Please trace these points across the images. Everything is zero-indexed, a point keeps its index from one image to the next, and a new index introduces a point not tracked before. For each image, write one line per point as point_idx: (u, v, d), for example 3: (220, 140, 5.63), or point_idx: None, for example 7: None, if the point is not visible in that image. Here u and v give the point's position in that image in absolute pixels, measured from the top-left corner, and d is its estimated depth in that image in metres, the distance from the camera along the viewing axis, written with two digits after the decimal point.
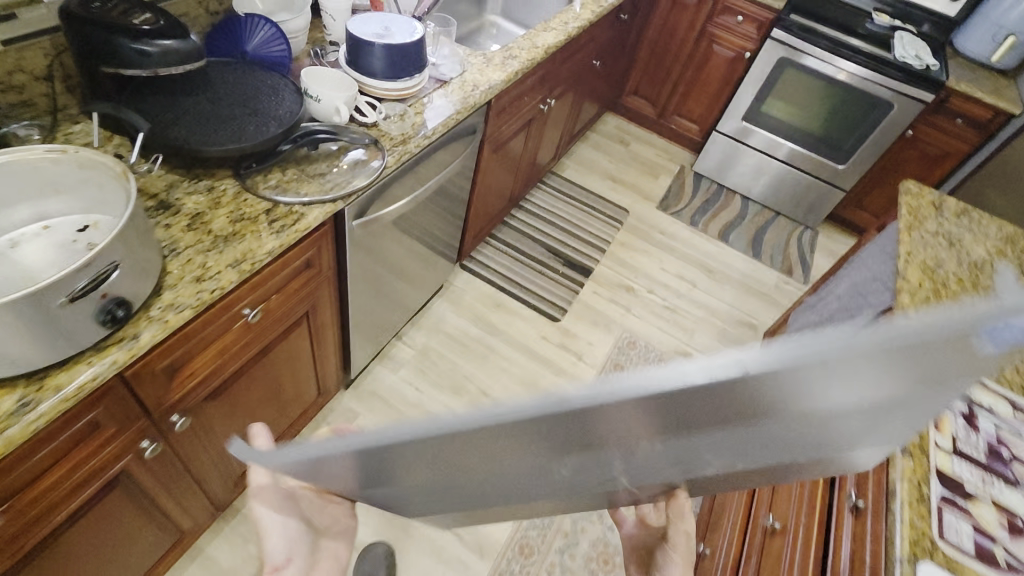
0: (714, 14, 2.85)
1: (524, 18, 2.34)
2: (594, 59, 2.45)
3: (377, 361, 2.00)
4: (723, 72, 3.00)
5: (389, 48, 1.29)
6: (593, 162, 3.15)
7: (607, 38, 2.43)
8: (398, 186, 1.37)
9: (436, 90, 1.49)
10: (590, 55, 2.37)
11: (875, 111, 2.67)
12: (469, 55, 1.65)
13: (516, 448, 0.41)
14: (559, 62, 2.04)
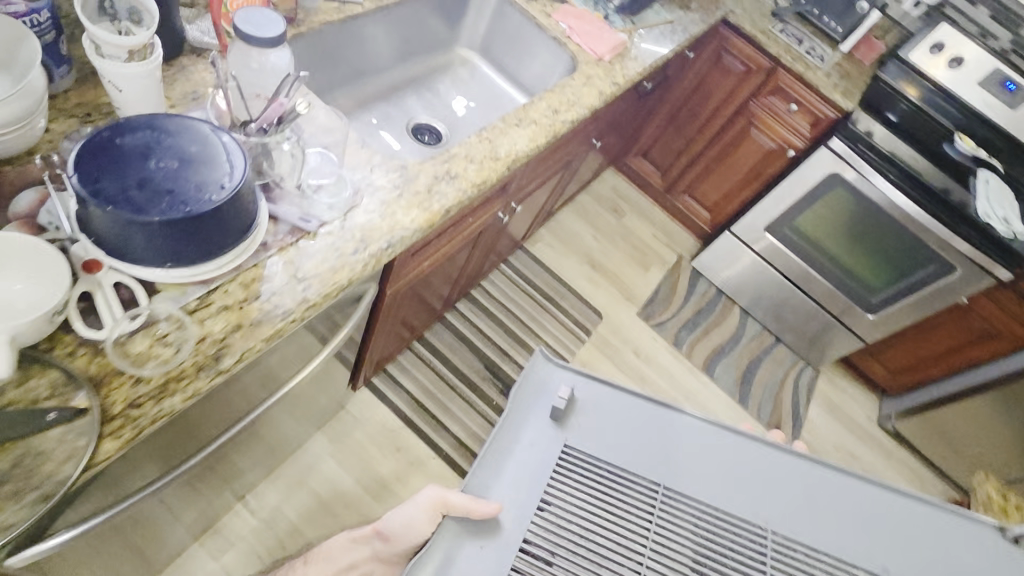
0: (761, 90, 2.16)
1: (510, 67, 1.67)
2: (594, 137, 1.82)
3: (198, 535, 1.41)
4: (754, 163, 2.33)
5: (160, 225, 0.66)
6: (574, 237, 2.51)
7: (617, 112, 1.79)
8: (162, 449, 0.76)
9: (285, 253, 0.86)
10: (589, 135, 1.73)
11: (926, 267, 2.08)
12: (372, 170, 1.01)
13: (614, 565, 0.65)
14: (538, 161, 1.40)
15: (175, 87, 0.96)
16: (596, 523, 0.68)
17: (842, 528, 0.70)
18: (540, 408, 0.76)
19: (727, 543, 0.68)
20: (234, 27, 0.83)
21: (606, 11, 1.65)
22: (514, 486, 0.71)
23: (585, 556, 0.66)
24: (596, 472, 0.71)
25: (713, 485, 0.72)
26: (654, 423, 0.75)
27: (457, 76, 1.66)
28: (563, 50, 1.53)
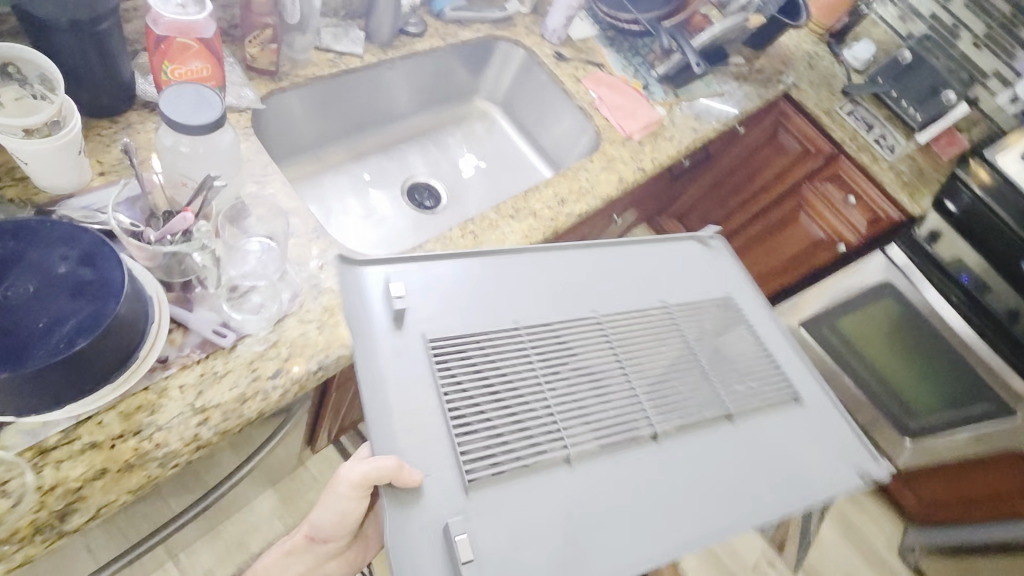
0: (816, 175, 1.92)
1: (531, 126, 1.51)
2: (619, 212, 1.64)
3: None
4: (797, 251, 2.09)
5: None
6: None
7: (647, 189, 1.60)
8: None
9: (185, 373, 0.73)
10: (613, 212, 1.55)
11: (984, 403, 1.81)
12: (322, 266, 0.87)
13: (530, 453, 0.71)
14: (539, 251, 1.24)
15: (114, 148, 0.86)
16: (481, 388, 0.75)
17: (661, 316, 0.90)
18: (374, 327, 0.75)
19: (570, 355, 0.81)
20: (165, 120, 0.70)
21: (647, 77, 1.47)
22: (405, 417, 0.70)
23: (497, 430, 0.72)
24: (454, 344, 0.77)
25: (564, 312, 0.85)
26: (455, 287, 0.82)
27: (471, 129, 1.51)
28: (588, 119, 1.36)
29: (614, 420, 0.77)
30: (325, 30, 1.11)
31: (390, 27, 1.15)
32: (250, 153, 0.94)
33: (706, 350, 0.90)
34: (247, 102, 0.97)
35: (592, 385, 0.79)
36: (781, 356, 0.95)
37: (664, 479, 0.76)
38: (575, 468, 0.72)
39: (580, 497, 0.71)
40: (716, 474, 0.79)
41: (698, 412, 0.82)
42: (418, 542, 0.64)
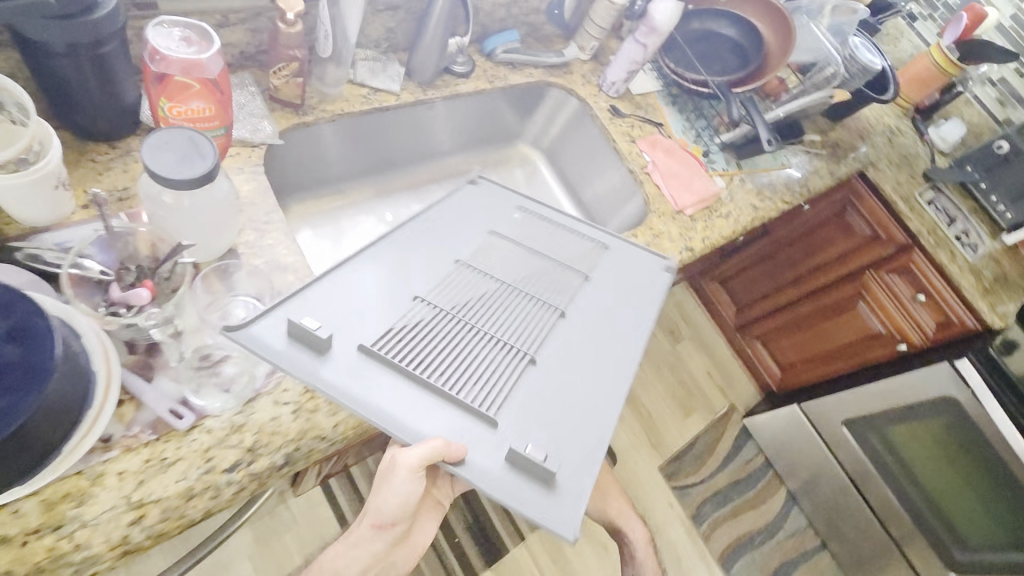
0: (881, 266, 1.76)
1: (575, 180, 1.39)
2: None
3: None
4: (849, 340, 1.92)
5: None
6: None
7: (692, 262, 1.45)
8: None
9: (129, 458, 0.63)
10: None
11: None
12: None
13: (503, 366, 0.78)
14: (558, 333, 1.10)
15: (105, 178, 0.77)
16: (418, 344, 0.77)
17: (533, 268, 0.94)
18: (305, 358, 0.69)
19: (483, 293, 0.87)
20: (151, 176, 0.60)
21: (709, 143, 1.35)
22: (408, 406, 0.70)
23: (459, 367, 0.76)
24: (382, 329, 0.77)
25: (463, 283, 0.87)
26: (331, 291, 0.77)
27: (511, 174, 1.40)
28: (637, 183, 1.24)
29: (545, 325, 0.85)
30: (362, 62, 1.01)
31: (433, 66, 1.05)
32: (254, 196, 0.84)
33: (564, 269, 0.95)
34: (263, 136, 0.88)
35: (532, 321, 0.86)
36: (569, 241, 1.00)
37: (593, 350, 0.85)
38: (540, 363, 0.80)
39: (555, 384, 0.79)
40: (612, 326, 0.89)
41: (595, 305, 0.91)
42: (501, 472, 0.68)
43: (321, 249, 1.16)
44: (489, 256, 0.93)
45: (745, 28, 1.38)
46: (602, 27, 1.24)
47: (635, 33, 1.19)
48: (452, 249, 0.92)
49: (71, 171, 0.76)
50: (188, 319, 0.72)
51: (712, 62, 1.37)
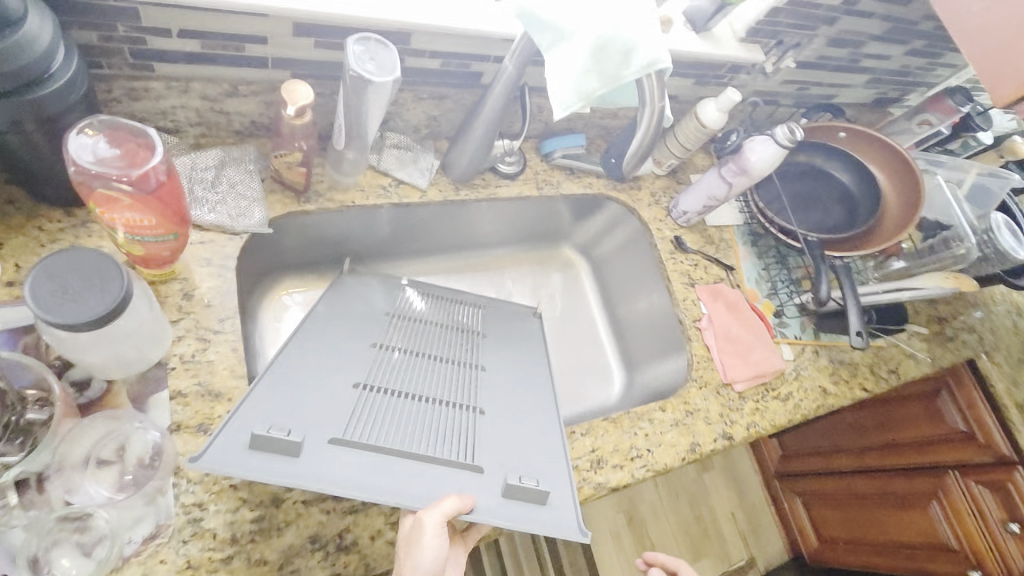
0: (971, 471, 1.41)
1: (618, 304, 1.21)
2: None
3: None
4: (910, 543, 1.54)
5: None
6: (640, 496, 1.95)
7: None
8: None
9: None
10: None
11: None
12: (216, 493, 0.64)
13: (459, 417, 0.77)
14: None
15: (44, 256, 0.65)
16: (378, 418, 0.72)
17: (433, 352, 0.88)
18: (286, 471, 0.60)
19: (402, 369, 0.82)
20: (34, 314, 0.48)
21: (786, 301, 1.13)
22: (402, 478, 0.65)
23: (421, 428, 0.72)
24: (349, 423, 0.68)
25: (379, 364, 0.81)
26: (267, 400, 0.65)
27: (546, 279, 1.24)
28: (683, 336, 1.04)
29: (461, 384, 0.83)
30: (390, 149, 0.87)
31: (472, 167, 0.90)
32: (212, 297, 0.71)
33: (458, 352, 0.90)
34: (247, 224, 0.75)
35: (457, 383, 0.83)
36: (464, 310, 1.01)
37: (527, 402, 0.84)
38: (488, 412, 0.80)
39: (507, 426, 0.79)
40: (518, 372, 0.90)
41: (499, 360, 0.92)
42: (515, 507, 0.67)
43: None
44: (390, 338, 0.87)
45: (861, 175, 1.15)
46: (686, 147, 1.06)
47: (721, 163, 1.00)
48: (354, 338, 0.83)
49: (9, 240, 0.64)
50: (73, 453, 0.59)
51: (810, 207, 1.14)
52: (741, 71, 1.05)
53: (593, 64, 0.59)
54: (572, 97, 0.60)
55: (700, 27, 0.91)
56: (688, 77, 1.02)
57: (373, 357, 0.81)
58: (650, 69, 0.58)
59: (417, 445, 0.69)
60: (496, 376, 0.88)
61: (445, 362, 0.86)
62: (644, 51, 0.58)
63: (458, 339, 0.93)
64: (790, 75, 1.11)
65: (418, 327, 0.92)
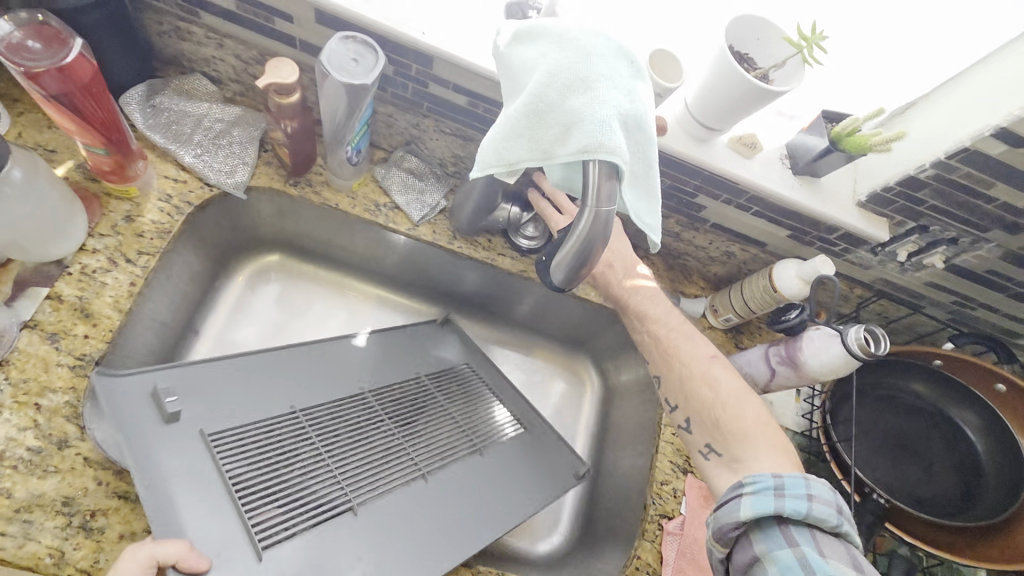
0: None
1: (610, 455, 1.00)
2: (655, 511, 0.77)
3: None
4: None
5: None
6: None
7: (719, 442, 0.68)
8: None
9: None
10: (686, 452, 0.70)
11: None
12: (17, 404, 0.61)
13: (329, 503, 0.63)
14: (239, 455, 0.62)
15: (44, 135, 0.71)
16: (262, 447, 0.64)
17: (414, 429, 0.76)
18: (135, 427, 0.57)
19: (359, 424, 0.72)
20: None
21: None
22: (191, 491, 0.56)
23: (279, 481, 0.62)
24: (235, 432, 0.63)
25: (344, 407, 0.73)
26: (213, 372, 0.67)
27: (548, 384, 1.07)
28: (640, 526, 0.80)
29: (391, 475, 0.69)
30: (400, 171, 0.83)
31: (473, 221, 0.81)
32: (148, 229, 0.72)
33: (437, 443, 0.75)
34: (223, 181, 0.76)
35: (384, 473, 0.68)
36: (509, 414, 0.85)
37: (420, 545, 0.64)
38: (364, 518, 0.64)
39: (360, 549, 0.61)
40: (457, 506, 0.70)
41: (462, 485, 0.72)
42: None
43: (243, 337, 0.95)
44: (390, 393, 0.78)
45: (1005, 449, 0.79)
46: (755, 309, 0.84)
47: (772, 342, 0.76)
48: (356, 372, 0.78)
49: (29, 113, 0.72)
50: None
51: (904, 459, 0.82)
52: (859, 245, 0.80)
53: (523, 130, 0.46)
54: (493, 160, 0.47)
55: (800, 167, 0.71)
56: (780, 225, 0.81)
57: (354, 398, 0.75)
58: (585, 155, 0.44)
59: (246, 495, 0.59)
60: (439, 493, 0.70)
61: (408, 446, 0.73)
62: (584, 129, 0.44)
63: (451, 433, 0.78)
64: (937, 277, 0.82)
65: (433, 398, 0.81)
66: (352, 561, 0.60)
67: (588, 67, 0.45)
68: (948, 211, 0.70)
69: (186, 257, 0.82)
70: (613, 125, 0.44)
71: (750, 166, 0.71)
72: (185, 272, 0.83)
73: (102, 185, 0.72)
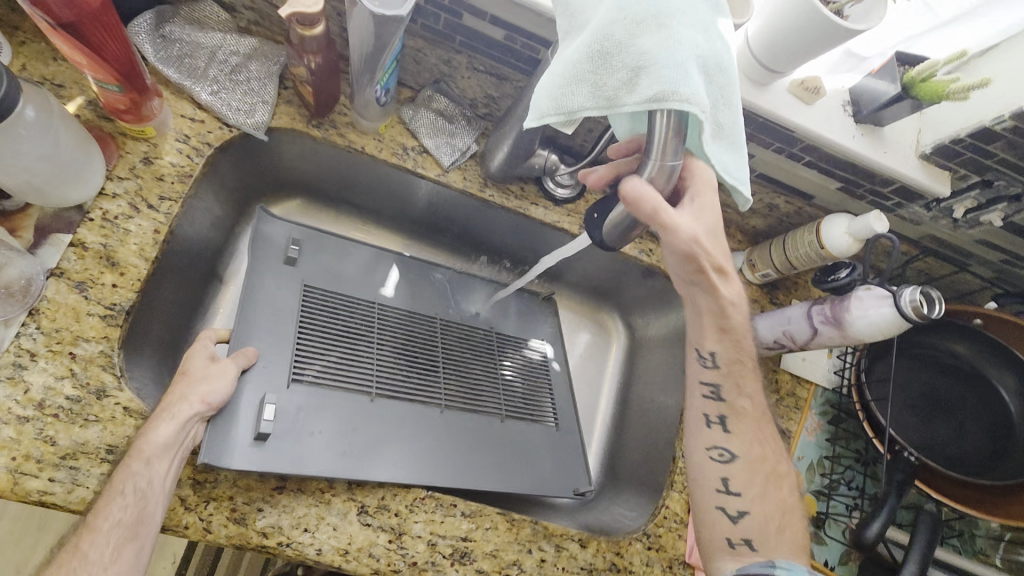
0: None
1: (635, 405, 1.00)
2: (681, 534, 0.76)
3: None
4: None
5: None
6: None
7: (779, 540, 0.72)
8: None
9: None
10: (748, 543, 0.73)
11: None
12: (52, 353, 0.60)
13: (359, 391, 0.77)
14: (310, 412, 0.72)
15: (50, 68, 0.66)
16: (339, 314, 0.83)
17: (465, 364, 0.89)
18: (261, 253, 0.81)
19: (420, 337, 0.88)
20: None
21: (836, 513, 0.83)
22: (266, 313, 0.77)
23: (334, 343, 0.79)
24: (325, 296, 0.83)
25: (412, 325, 0.88)
26: (332, 255, 0.87)
27: (573, 335, 1.06)
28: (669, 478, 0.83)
29: (417, 390, 0.82)
30: (429, 112, 0.78)
31: (506, 169, 0.77)
32: (168, 172, 0.68)
33: (471, 385, 0.88)
34: (243, 121, 0.71)
35: (409, 386, 0.82)
36: (558, 387, 0.96)
37: (409, 443, 0.76)
38: (375, 408, 0.77)
39: (363, 429, 0.74)
40: (453, 446, 0.80)
41: (470, 430, 0.83)
42: (236, 427, 0.66)
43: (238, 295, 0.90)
44: (460, 333, 0.92)
45: None
46: (796, 266, 0.81)
47: (816, 300, 0.73)
48: (428, 305, 0.92)
49: (32, 42, 0.66)
50: None
51: (934, 418, 0.82)
52: (914, 200, 0.76)
53: (586, 72, 0.42)
54: (551, 109, 0.43)
55: (863, 115, 0.66)
56: (831, 176, 0.76)
57: (433, 322, 0.91)
58: (655, 104, 0.39)
59: (304, 340, 0.77)
60: (445, 418, 0.82)
61: (447, 372, 0.87)
62: (655, 74, 0.39)
63: (482, 378, 0.89)
64: (990, 235, 0.78)
65: (491, 341, 0.94)
66: (356, 431, 0.73)
67: (664, 2, 0.41)
68: (1017, 166, 0.65)
69: (206, 202, 0.80)
70: (688, 70, 0.39)
71: (811, 113, 0.65)
72: (207, 217, 0.81)
73: (117, 124, 0.67)
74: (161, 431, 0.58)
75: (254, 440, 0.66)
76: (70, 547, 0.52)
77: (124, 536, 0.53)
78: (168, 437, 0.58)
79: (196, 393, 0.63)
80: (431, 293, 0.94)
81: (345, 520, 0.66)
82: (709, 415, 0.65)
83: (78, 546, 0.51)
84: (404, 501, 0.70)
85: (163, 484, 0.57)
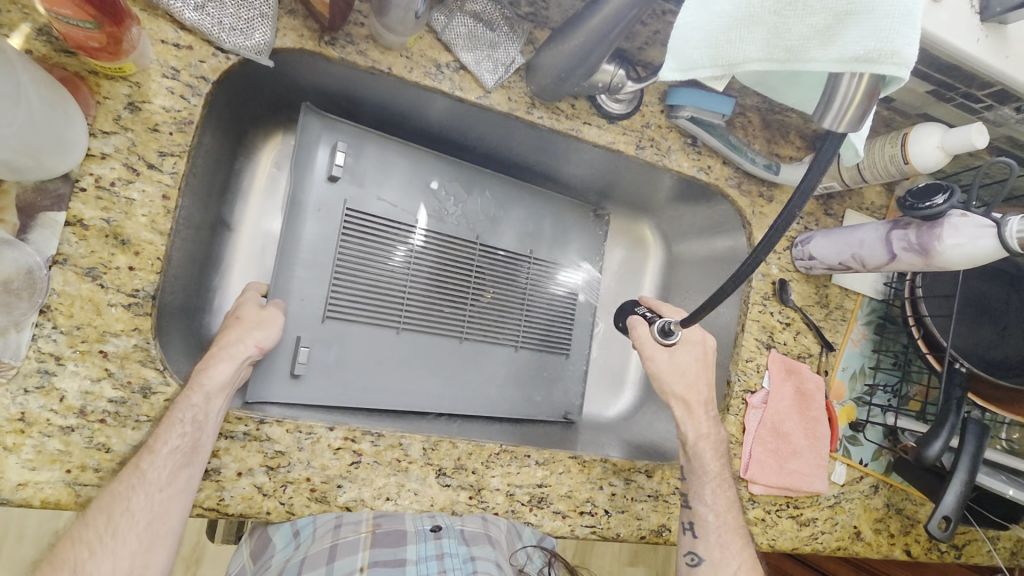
0: None
1: None
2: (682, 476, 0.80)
3: None
4: None
5: None
6: None
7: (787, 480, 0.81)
8: None
9: None
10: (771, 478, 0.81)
11: None
12: (80, 353, 0.53)
13: (388, 329, 0.76)
14: (340, 358, 0.73)
15: None
16: (379, 241, 0.76)
17: (504, 294, 0.86)
18: (303, 170, 0.71)
19: (460, 265, 0.82)
20: None
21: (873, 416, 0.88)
22: (307, 243, 0.72)
23: (370, 277, 0.75)
24: (365, 224, 0.76)
25: (455, 256, 0.82)
26: (376, 175, 0.77)
27: (607, 251, 1.01)
28: (723, 400, 0.84)
29: (447, 324, 0.81)
30: (463, 17, 0.64)
31: (560, 82, 0.64)
32: (163, 120, 0.56)
33: (503, 318, 0.85)
34: (240, 43, 0.57)
35: (437, 320, 0.80)
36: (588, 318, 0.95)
37: (429, 377, 0.79)
38: (402, 342, 0.77)
39: (388, 365, 0.76)
40: (469, 378, 0.83)
41: (491, 364, 0.85)
42: (274, 365, 0.69)
43: (254, 235, 0.79)
44: (502, 262, 0.86)
45: None
46: (868, 179, 0.76)
47: (897, 222, 0.69)
48: (469, 234, 0.83)
49: None
50: None
51: (981, 322, 0.81)
52: (1008, 103, 0.68)
53: (769, 15, 0.37)
54: (706, 60, 0.38)
55: (992, 14, 0.56)
56: (925, 80, 0.68)
57: (477, 248, 0.83)
58: (863, 64, 0.34)
59: (342, 274, 0.74)
60: (467, 350, 0.83)
61: (482, 303, 0.84)
62: (869, 24, 0.34)
63: (515, 309, 0.86)
64: None
65: (533, 268, 0.89)
66: (382, 369, 0.76)
67: None
68: None
69: (207, 141, 0.65)
70: (914, 19, 0.33)
71: (935, 13, 0.56)
72: (207, 157, 0.66)
73: (82, 58, 0.53)
74: (218, 371, 0.58)
75: (292, 376, 0.70)
76: (128, 465, 0.51)
77: (180, 462, 0.53)
78: (224, 375, 0.59)
79: (251, 337, 0.63)
80: (475, 216, 0.84)
81: (424, 484, 0.67)
82: (684, 520, 0.73)
83: (137, 465, 0.51)
84: (479, 457, 0.70)
85: (217, 416, 0.57)
